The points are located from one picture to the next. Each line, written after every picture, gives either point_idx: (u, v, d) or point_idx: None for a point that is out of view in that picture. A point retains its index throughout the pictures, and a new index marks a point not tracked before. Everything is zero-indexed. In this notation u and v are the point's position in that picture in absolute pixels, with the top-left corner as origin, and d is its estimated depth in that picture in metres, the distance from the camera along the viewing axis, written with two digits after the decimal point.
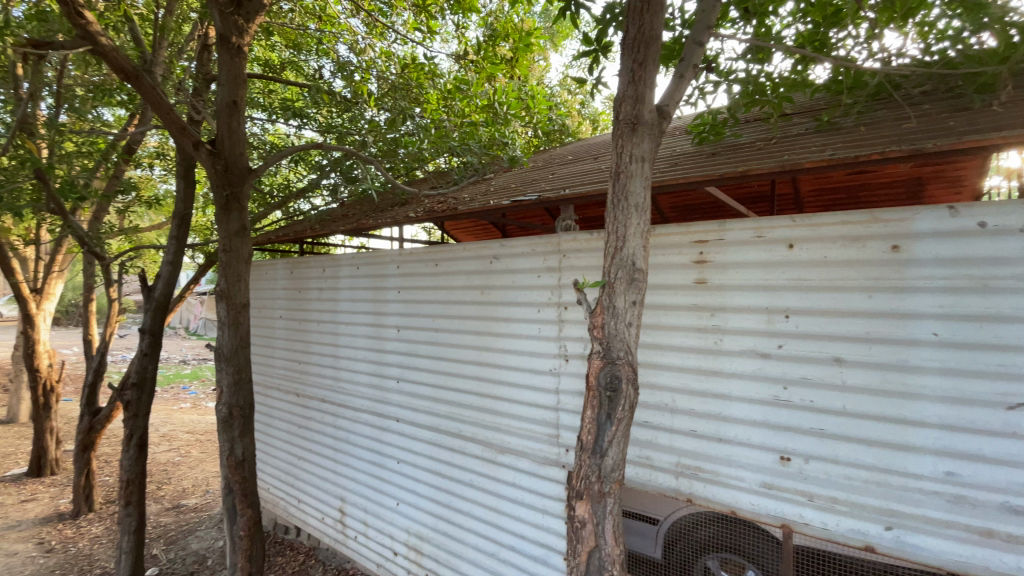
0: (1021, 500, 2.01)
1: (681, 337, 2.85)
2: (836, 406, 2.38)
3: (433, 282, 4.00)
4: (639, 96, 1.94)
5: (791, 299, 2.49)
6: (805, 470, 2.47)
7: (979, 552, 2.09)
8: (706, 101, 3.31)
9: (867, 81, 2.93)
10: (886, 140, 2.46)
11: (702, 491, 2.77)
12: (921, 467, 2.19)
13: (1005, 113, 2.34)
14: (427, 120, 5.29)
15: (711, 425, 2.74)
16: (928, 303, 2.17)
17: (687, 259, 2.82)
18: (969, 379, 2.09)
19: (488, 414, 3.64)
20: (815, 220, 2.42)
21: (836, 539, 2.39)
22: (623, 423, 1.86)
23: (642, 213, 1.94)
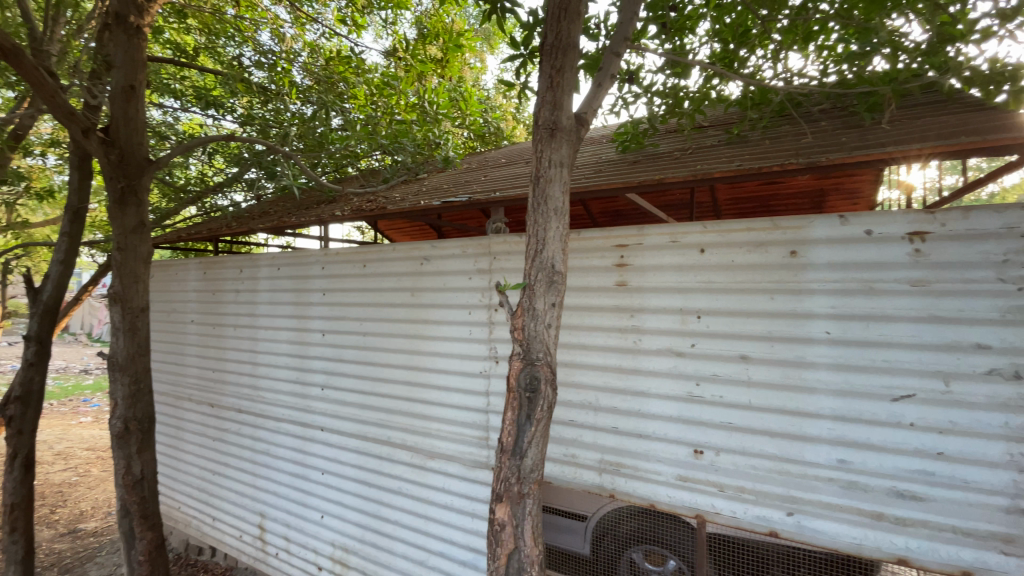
0: (906, 484, 2.22)
1: (603, 337, 2.93)
2: (744, 401, 2.53)
3: (360, 284, 3.87)
4: (557, 102, 1.96)
5: (702, 300, 2.63)
6: (716, 462, 2.61)
7: (867, 532, 2.30)
8: (629, 111, 3.44)
9: (772, 98, 3.16)
10: (787, 153, 2.66)
11: (624, 487, 2.86)
12: (817, 456, 2.38)
13: (889, 131, 2.59)
14: (357, 116, 5.13)
15: (632, 422, 2.84)
16: (823, 305, 2.36)
17: (609, 262, 2.91)
18: (857, 374, 2.30)
19: (417, 420, 3.56)
20: (724, 226, 2.57)
21: (745, 526, 2.55)
22: (541, 424, 1.87)
23: (562, 218, 1.97)
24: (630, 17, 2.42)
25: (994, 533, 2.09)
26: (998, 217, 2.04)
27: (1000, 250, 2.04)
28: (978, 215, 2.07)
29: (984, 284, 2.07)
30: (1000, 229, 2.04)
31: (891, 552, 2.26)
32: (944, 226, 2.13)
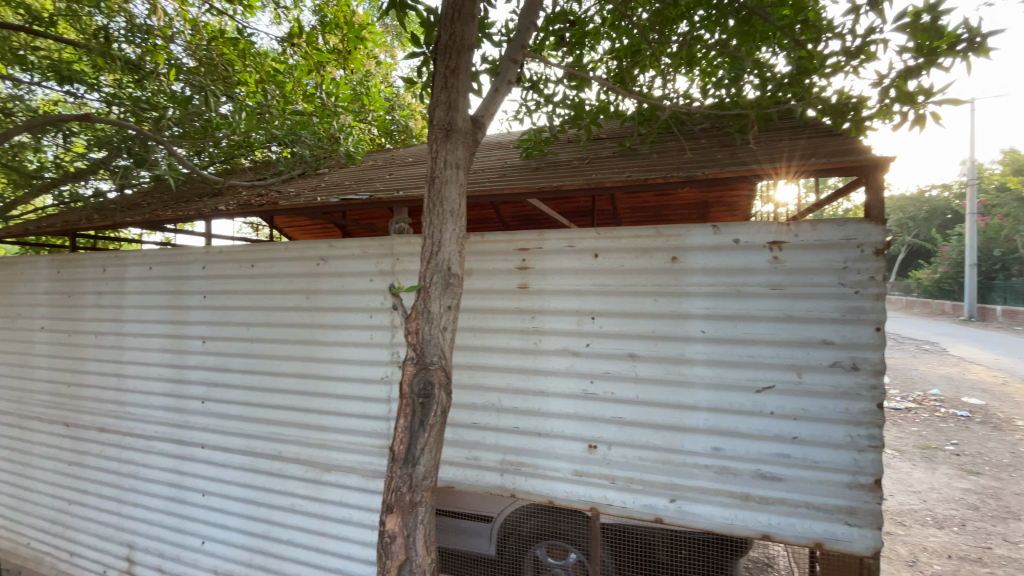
0: (768, 467, 2.48)
1: (505, 338, 2.96)
2: (633, 396, 2.69)
3: (248, 285, 3.58)
4: (452, 103, 1.95)
5: (597, 302, 2.76)
6: (608, 456, 2.74)
7: (738, 512, 2.54)
8: (533, 118, 3.55)
9: (659, 116, 3.43)
10: (670, 167, 2.89)
11: (524, 486, 2.91)
12: (695, 445, 2.59)
13: (755, 151, 2.90)
14: (249, 104, 4.79)
15: (532, 421, 2.89)
16: (699, 306, 2.57)
17: (511, 266, 2.95)
18: (729, 369, 2.53)
19: (313, 430, 3.36)
20: (614, 233, 2.71)
21: (634, 515, 2.70)
22: (435, 429, 1.84)
23: (458, 219, 1.94)
24: (527, 26, 2.48)
25: (838, 506, 2.39)
26: (839, 230, 2.35)
27: (840, 258, 2.35)
28: (823, 227, 2.37)
29: (828, 287, 2.37)
30: (840, 240, 2.35)
31: (757, 529, 2.51)
32: (797, 237, 2.42)
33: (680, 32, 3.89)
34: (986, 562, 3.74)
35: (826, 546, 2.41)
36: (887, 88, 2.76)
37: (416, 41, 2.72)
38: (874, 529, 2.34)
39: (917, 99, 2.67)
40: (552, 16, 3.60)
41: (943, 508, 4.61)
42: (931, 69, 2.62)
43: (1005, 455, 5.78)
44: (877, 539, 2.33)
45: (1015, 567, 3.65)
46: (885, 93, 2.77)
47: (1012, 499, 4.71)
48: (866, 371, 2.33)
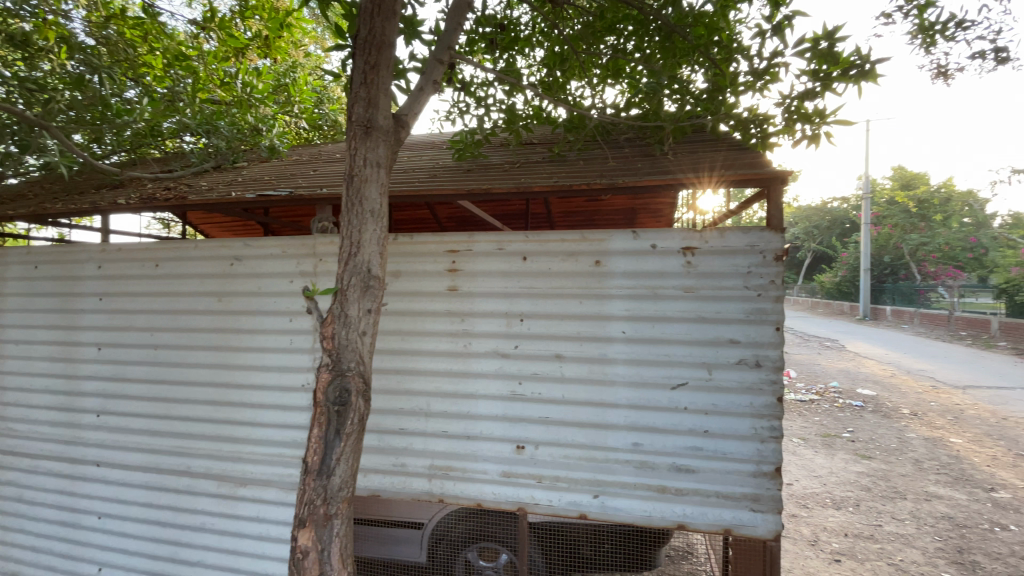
0: (683, 460, 2.62)
1: (433, 341, 2.92)
2: (558, 396, 2.74)
3: (153, 287, 3.29)
4: (372, 100, 1.89)
5: (525, 304, 2.79)
6: (535, 455, 2.78)
7: (656, 504, 2.66)
8: (464, 119, 3.54)
9: (586, 124, 3.54)
10: (594, 174, 2.99)
11: (452, 490, 2.89)
12: (616, 442, 2.69)
13: (673, 161, 3.06)
14: (158, 90, 4.43)
15: (459, 424, 2.88)
16: (620, 308, 2.67)
17: (440, 268, 2.91)
18: (647, 367, 2.64)
19: (226, 442, 3.15)
20: (542, 236, 2.76)
21: (559, 512, 2.76)
22: (351, 438, 1.78)
23: (379, 220, 1.88)
24: (454, 27, 2.46)
25: (744, 494, 2.57)
26: (744, 237, 2.53)
27: (745, 263, 2.53)
28: (730, 235, 2.54)
29: (735, 290, 2.54)
30: (745, 247, 2.53)
31: (673, 519, 2.64)
32: (708, 243, 2.57)
33: (607, 44, 4.04)
34: (876, 538, 4.15)
35: (734, 532, 2.58)
36: (790, 108, 3.01)
37: (339, 34, 2.60)
38: (775, 513, 2.53)
39: (814, 118, 2.93)
40: (482, 20, 3.61)
41: (841, 490, 5.08)
42: (826, 92, 2.88)
43: (893, 440, 6.46)
44: (779, 523, 2.52)
45: (901, 542, 4.08)
46: (787, 113, 3.02)
47: (898, 479, 5.27)
48: (768, 367, 2.51)
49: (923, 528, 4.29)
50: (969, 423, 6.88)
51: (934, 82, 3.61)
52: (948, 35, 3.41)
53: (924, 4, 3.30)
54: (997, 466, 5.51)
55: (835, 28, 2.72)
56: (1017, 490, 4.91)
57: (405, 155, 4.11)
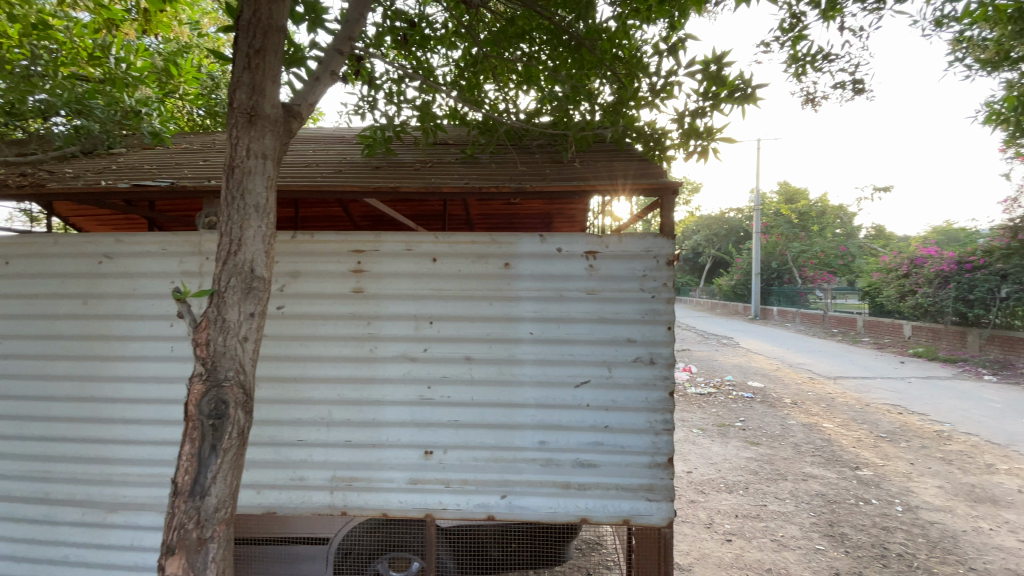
0: (586, 455, 2.71)
1: (337, 346, 2.77)
2: (467, 399, 2.73)
3: (1, 289, 2.85)
4: (256, 86, 1.76)
5: (434, 307, 2.74)
6: (444, 460, 2.74)
7: (560, 500, 2.72)
8: (372, 115, 3.41)
9: (497, 128, 3.55)
10: (504, 177, 3.01)
11: (356, 501, 2.78)
12: (524, 441, 2.72)
13: (580, 169, 3.15)
14: (12, 61, 3.84)
15: (364, 432, 2.76)
16: (528, 310, 2.71)
17: (345, 268, 2.76)
18: (553, 367, 2.70)
19: (93, 463, 2.79)
20: (451, 238, 2.72)
21: (467, 516, 2.74)
22: (230, 453, 1.64)
23: (264, 216, 1.75)
24: (358, 17, 2.35)
25: (641, 485, 2.70)
26: (640, 243, 2.68)
27: (641, 267, 2.68)
28: (628, 240, 2.68)
29: (632, 292, 2.69)
30: (641, 252, 2.68)
31: (577, 514, 2.72)
32: (608, 248, 2.69)
33: (520, 51, 4.11)
34: (761, 517, 4.56)
35: (633, 522, 2.71)
36: (683, 124, 3.23)
37: (229, 12, 2.40)
38: (668, 501, 2.70)
39: (704, 135, 3.17)
40: (392, 14, 3.51)
41: (734, 475, 5.54)
42: (714, 112, 3.13)
43: (777, 427, 7.17)
44: (671, 510, 2.68)
45: (782, 519, 4.52)
46: (681, 129, 3.25)
47: (780, 462, 5.85)
48: (661, 364, 2.67)
49: (800, 505, 4.79)
50: (839, 410, 7.80)
51: (804, 107, 4.06)
52: (815, 67, 3.85)
53: (797, 37, 3.70)
54: (861, 446, 6.30)
55: (722, 53, 2.97)
56: (875, 467, 5.63)
57: (311, 149, 3.89)
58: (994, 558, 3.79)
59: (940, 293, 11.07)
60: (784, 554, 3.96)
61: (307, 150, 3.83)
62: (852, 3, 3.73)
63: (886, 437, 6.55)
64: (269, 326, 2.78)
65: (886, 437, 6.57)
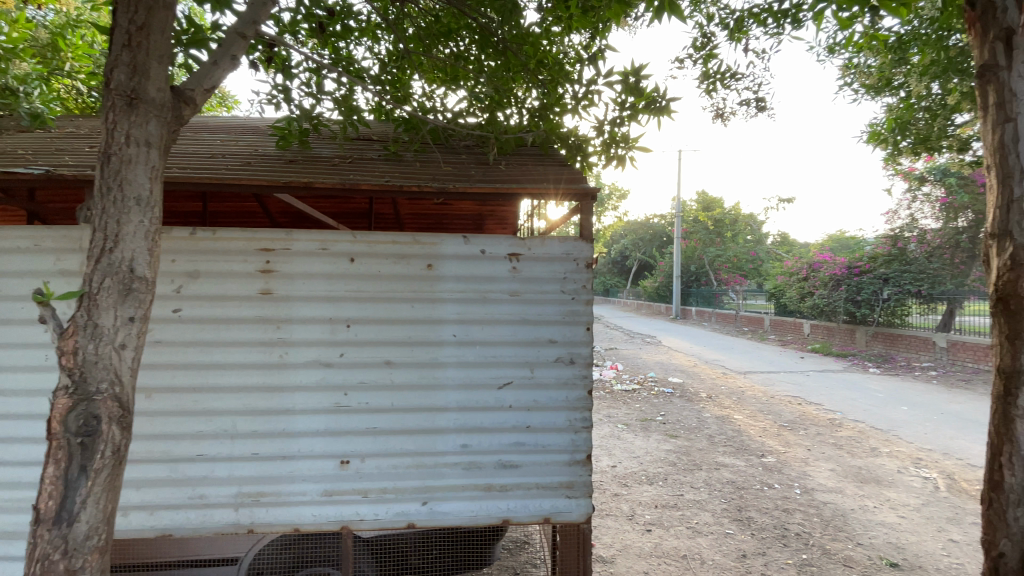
0: (508, 457, 2.71)
1: (243, 352, 2.57)
2: (386, 405, 2.63)
3: None
4: (138, 66, 1.60)
5: (352, 309, 2.62)
6: (361, 469, 2.63)
7: (482, 503, 2.71)
8: (287, 106, 3.21)
9: (422, 125, 3.46)
10: (427, 177, 2.95)
11: (264, 517, 2.61)
12: (445, 445, 2.67)
13: (505, 171, 3.16)
14: None
15: (274, 444, 2.59)
16: (451, 312, 2.67)
17: (252, 268, 2.58)
18: (476, 369, 2.68)
19: None
20: (370, 238, 2.62)
21: (386, 525, 2.65)
22: (103, 474, 1.48)
23: (147, 210, 1.59)
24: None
25: (561, 483, 2.75)
26: (561, 245, 2.73)
27: (562, 269, 2.73)
28: (550, 242, 2.72)
29: (553, 294, 2.73)
30: (562, 254, 2.73)
31: (499, 515, 2.72)
32: (531, 250, 2.71)
33: (447, 49, 4.05)
34: (678, 506, 4.82)
35: (553, 520, 2.75)
36: (603, 132, 3.34)
37: None
38: (586, 497, 2.77)
39: (622, 143, 3.29)
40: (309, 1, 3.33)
41: (654, 467, 5.80)
42: (632, 121, 3.26)
43: (693, 420, 7.62)
44: (589, 506, 2.76)
45: (697, 507, 4.80)
46: (602, 136, 3.36)
47: (696, 453, 6.22)
48: (580, 364, 2.74)
49: (713, 493, 5.11)
50: (747, 402, 8.42)
51: (715, 121, 4.34)
52: (723, 85, 4.13)
53: (708, 55, 3.95)
54: (766, 435, 6.83)
55: (639, 66, 3.10)
56: (778, 454, 6.13)
57: (218, 139, 3.60)
58: (878, 533, 4.23)
59: (834, 294, 12.28)
60: (699, 540, 4.19)
61: (214, 140, 3.54)
62: (755, 27, 4.04)
63: (788, 426, 7.16)
64: (164, 332, 2.54)
65: (788, 426, 7.18)
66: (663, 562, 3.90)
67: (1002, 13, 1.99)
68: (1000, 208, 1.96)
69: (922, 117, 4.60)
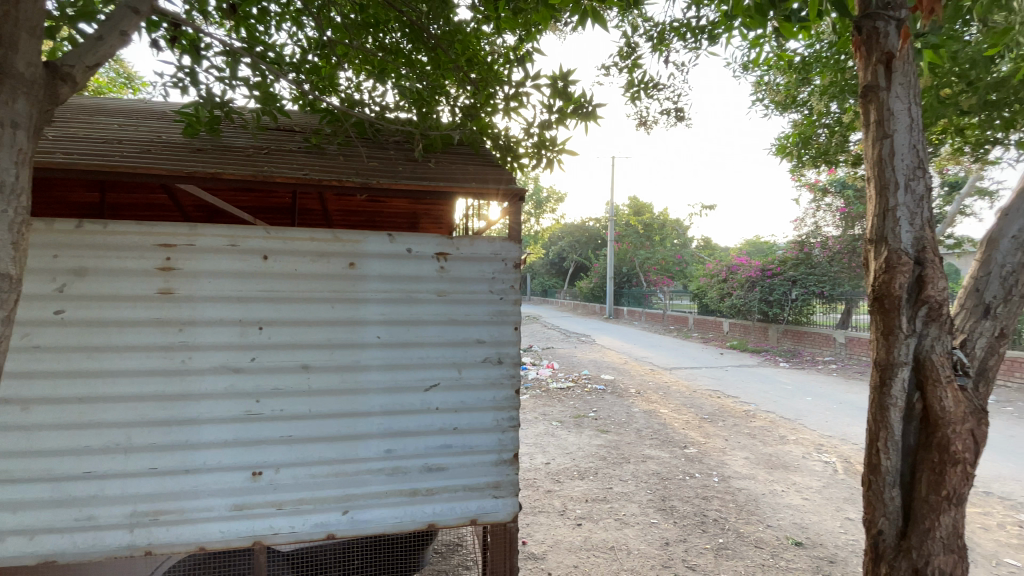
0: (434, 460, 2.66)
1: (139, 358, 2.34)
2: (303, 411, 2.50)
3: None
4: (3, 36, 1.41)
5: (265, 310, 2.46)
6: (275, 480, 2.48)
7: (407, 509, 2.64)
8: (194, 91, 2.95)
9: (346, 118, 3.32)
10: (350, 172, 2.84)
11: (163, 537, 2.40)
12: (368, 452, 2.58)
13: (433, 169, 3.10)
14: None
15: (175, 457, 2.38)
16: (375, 313, 2.58)
17: (150, 265, 2.36)
18: (401, 371, 2.61)
19: None
20: (286, 234, 2.47)
21: (303, 538, 2.52)
22: None
23: (13, 199, 1.40)
24: None
25: (487, 483, 2.74)
26: (488, 245, 2.72)
27: (490, 269, 2.73)
28: (478, 242, 2.70)
29: (481, 294, 2.72)
30: (490, 254, 2.73)
31: (424, 520, 2.67)
32: (459, 250, 2.68)
33: (375, 41, 3.92)
34: (607, 499, 4.97)
35: (479, 521, 2.73)
36: (533, 134, 3.38)
37: None
38: (513, 496, 2.78)
39: (550, 146, 3.35)
40: None
41: (586, 462, 5.95)
42: (561, 125, 3.33)
43: (623, 415, 7.91)
44: (516, 504, 2.77)
45: (625, 499, 4.98)
46: (531, 139, 3.40)
47: (625, 447, 6.45)
48: (508, 363, 2.75)
49: (640, 484, 5.32)
50: (673, 397, 8.86)
51: (639, 129, 4.52)
52: (647, 93, 4.32)
53: (633, 64, 4.11)
54: (689, 427, 7.22)
55: (567, 71, 3.17)
56: (699, 445, 6.49)
57: (116, 123, 3.27)
58: (785, 515, 4.59)
59: (749, 294, 13.25)
60: (626, 531, 4.35)
61: (111, 124, 3.20)
62: (676, 40, 4.25)
63: (708, 418, 7.60)
64: (44, 336, 2.26)
65: (708, 418, 7.63)
66: (592, 554, 4.00)
67: (885, 38, 2.19)
68: (878, 216, 2.18)
69: (822, 134, 5.04)
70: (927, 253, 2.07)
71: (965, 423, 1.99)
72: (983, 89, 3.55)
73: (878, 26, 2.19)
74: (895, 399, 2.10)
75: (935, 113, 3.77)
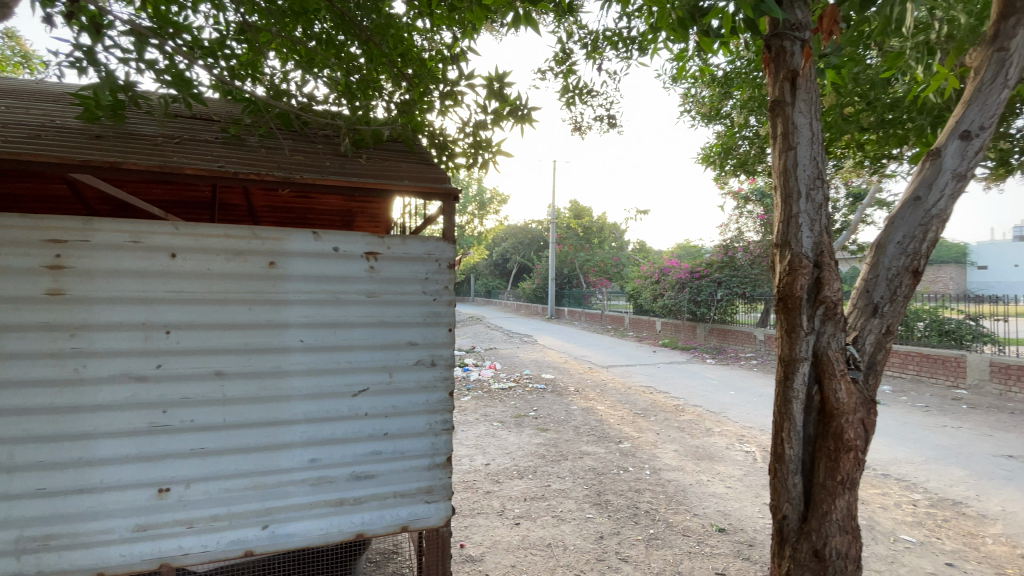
0: (363, 467, 2.57)
1: (22, 367, 2.09)
2: (217, 421, 2.33)
3: None
4: None
5: (172, 313, 2.27)
6: (185, 496, 2.30)
7: (333, 519, 2.54)
8: (93, 72, 2.68)
9: (270, 108, 3.14)
10: (272, 166, 2.68)
11: (53, 565, 2.16)
12: (291, 461, 2.45)
13: (363, 165, 3.00)
14: None
15: (66, 476, 2.15)
16: (298, 315, 2.46)
17: (35, 263, 2.11)
18: (327, 376, 2.50)
19: None
20: (197, 230, 2.30)
21: (217, 556, 2.35)
22: None
23: None
24: None
25: (419, 488, 2.69)
26: (421, 245, 2.68)
27: (423, 270, 2.68)
28: (410, 242, 2.65)
29: (413, 295, 2.66)
30: (423, 254, 2.68)
31: (352, 530, 2.57)
32: (390, 249, 2.61)
33: (302, 30, 3.74)
34: (545, 497, 5.04)
35: (410, 527, 2.67)
36: (468, 133, 3.36)
37: None
38: (446, 500, 2.74)
39: (485, 147, 3.34)
40: None
41: (525, 461, 6.00)
42: (496, 126, 3.33)
43: (562, 413, 8.06)
44: (449, 508, 2.73)
45: (562, 495, 5.07)
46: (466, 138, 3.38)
47: (563, 444, 6.57)
48: (441, 365, 2.71)
49: (576, 480, 5.44)
50: (609, 394, 9.14)
51: (574, 133, 4.63)
52: (582, 99, 4.43)
53: (568, 70, 4.20)
54: (624, 423, 7.47)
55: (503, 73, 3.18)
56: (633, 439, 6.74)
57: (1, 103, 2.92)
58: (710, 503, 4.86)
59: (680, 295, 13.94)
60: (562, 527, 4.42)
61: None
62: (610, 50, 4.39)
63: (642, 413, 7.90)
64: None
65: (642, 413, 7.94)
66: (529, 552, 4.03)
67: (791, 56, 2.36)
68: (783, 223, 2.35)
69: (743, 144, 5.40)
70: (824, 257, 2.26)
71: (857, 413, 2.19)
72: (879, 109, 3.93)
73: (785, 45, 2.36)
74: (797, 391, 2.27)
75: (839, 129, 4.14)
